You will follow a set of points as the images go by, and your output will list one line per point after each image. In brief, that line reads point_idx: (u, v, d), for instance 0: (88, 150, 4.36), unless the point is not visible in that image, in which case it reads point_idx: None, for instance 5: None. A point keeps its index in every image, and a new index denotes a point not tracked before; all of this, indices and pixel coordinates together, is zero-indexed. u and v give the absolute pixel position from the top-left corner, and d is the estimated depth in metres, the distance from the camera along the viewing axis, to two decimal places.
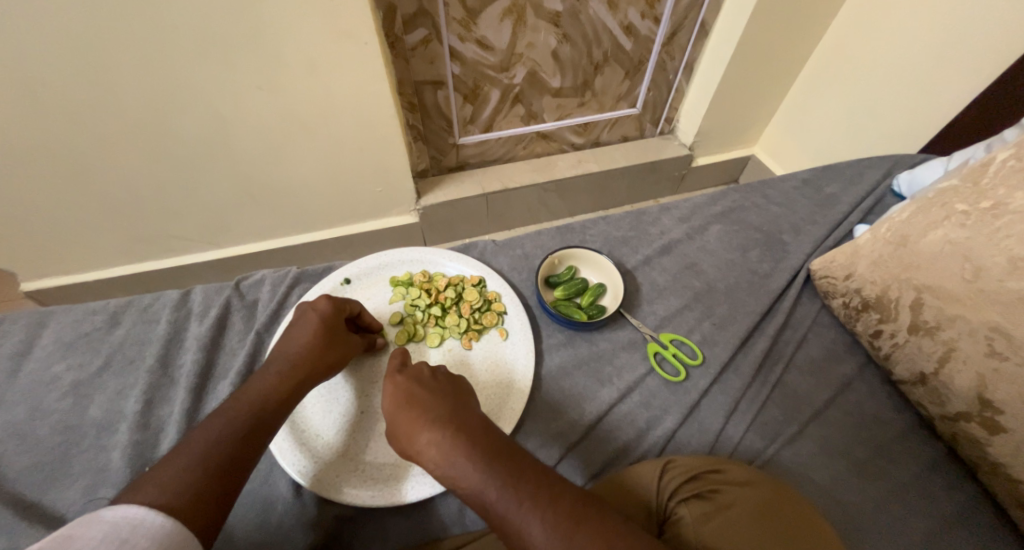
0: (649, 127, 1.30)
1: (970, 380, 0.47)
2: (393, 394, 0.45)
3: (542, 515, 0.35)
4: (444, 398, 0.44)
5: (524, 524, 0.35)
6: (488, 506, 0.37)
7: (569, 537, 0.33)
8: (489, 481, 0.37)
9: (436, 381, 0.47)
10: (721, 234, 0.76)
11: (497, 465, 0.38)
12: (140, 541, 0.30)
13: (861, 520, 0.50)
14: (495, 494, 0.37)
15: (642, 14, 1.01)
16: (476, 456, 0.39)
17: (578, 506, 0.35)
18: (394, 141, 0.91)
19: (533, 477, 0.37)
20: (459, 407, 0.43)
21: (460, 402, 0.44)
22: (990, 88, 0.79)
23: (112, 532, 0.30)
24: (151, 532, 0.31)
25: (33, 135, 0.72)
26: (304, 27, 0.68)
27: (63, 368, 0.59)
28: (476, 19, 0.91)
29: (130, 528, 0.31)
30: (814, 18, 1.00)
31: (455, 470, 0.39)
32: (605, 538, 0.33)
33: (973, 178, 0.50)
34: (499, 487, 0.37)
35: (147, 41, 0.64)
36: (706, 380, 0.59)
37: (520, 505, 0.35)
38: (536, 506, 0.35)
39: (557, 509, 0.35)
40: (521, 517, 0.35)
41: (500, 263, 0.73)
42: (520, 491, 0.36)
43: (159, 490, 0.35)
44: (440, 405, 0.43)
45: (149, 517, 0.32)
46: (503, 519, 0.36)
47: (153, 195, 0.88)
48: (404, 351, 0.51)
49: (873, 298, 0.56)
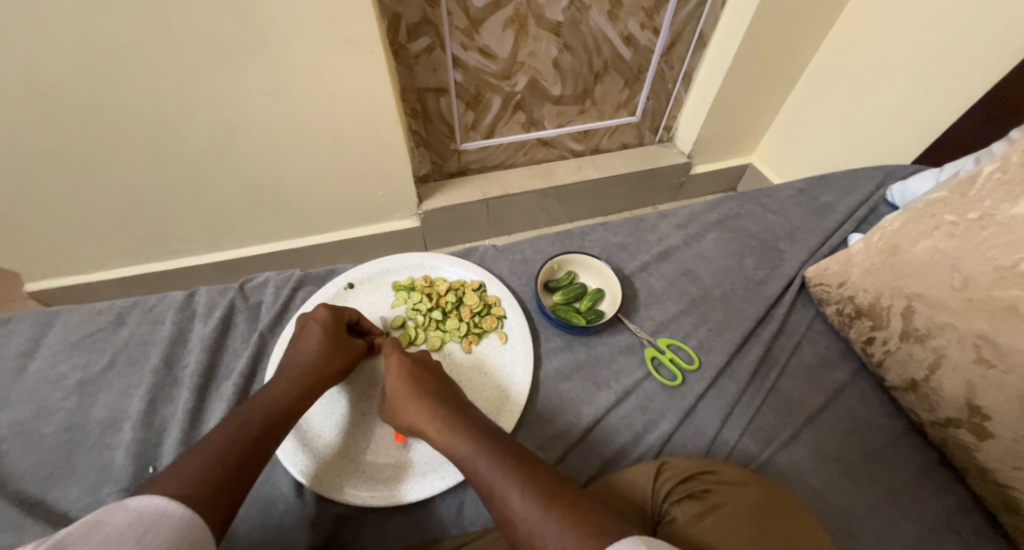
0: (648, 135, 1.32)
1: (960, 387, 0.48)
2: (396, 380, 0.49)
3: (522, 482, 0.37)
4: (444, 388, 0.48)
5: (506, 489, 0.37)
6: (477, 474, 0.39)
7: (544, 504, 0.35)
8: (480, 451, 0.40)
9: (437, 372, 0.50)
10: (717, 241, 0.77)
11: (489, 440, 0.41)
12: (164, 530, 0.31)
13: (853, 523, 0.50)
14: (483, 463, 0.39)
15: (641, 24, 1.03)
16: (470, 433, 0.42)
17: (557, 484, 0.37)
18: (396, 146, 0.92)
19: (521, 454, 0.40)
20: (458, 398, 0.47)
21: (459, 393, 0.48)
22: (981, 102, 0.81)
23: (138, 520, 0.31)
24: (174, 521, 0.32)
25: (41, 135, 0.74)
26: (310, 34, 0.70)
27: (68, 367, 0.60)
28: (478, 28, 0.93)
29: (155, 517, 0.32)
30: (811, 29, 1.02)
31: (451, 442, 0.42)
32: (580, 507, 0.35)
33: (961, 189, 0.52)
34: (487, 457, 0.39)
35: (156, 45, 0.66)
36: (703, 385, 0.60)
37: (505, 473, 0.38)
38: (518, 476, 0.37)
39: (538, 482, 0.37)
40: (503, 485, 0.37)
41: (500, 268, 0.74)
42: (506, 462, 0.38)
43: (179, 482, 0.36)
44: (443, 390, 0.47)
45: (169, 507, 0.33)
46: (489, 487, 0.38)
47: (157, 196, 0.89)
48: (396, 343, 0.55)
49: (865, 305, 0.57)
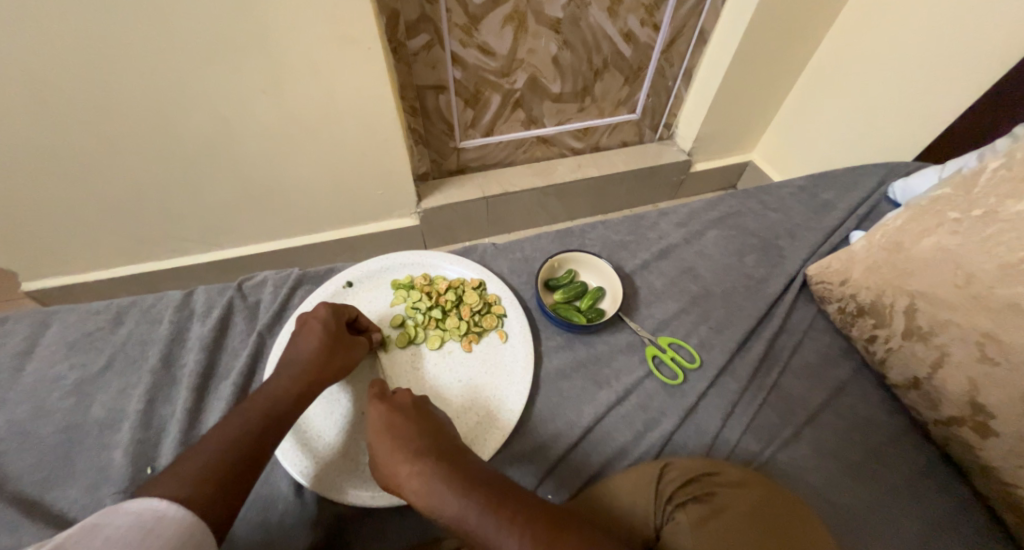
0: (648, 133, 1.31)
1: (963, 385, 0.47)
2: (377, 430, 0.47)
3: (516, 535, 0.35)
4: (423, 431, 0.46)
5: (501, 546, 0.35)
6: (469, 531, 0.37)
7: None
8: (467, 507, 0.38)
9: (416, 412, 0.49)
10: (718, 239, 0.77)
11: (477, 491, 0.39)
12: (164, 533, 0.31)
13: (855, 522, 0.50)
14: (474, 519, 0.37)
15: (641, 21, 1.02)
16: (455, 486, 0.40)
17: (557, 524, 0.35)
18: (395, 144, 0.92)
19: (512, 499, 0.38)
20: (439, 439, 0.45)
21: (440, 435, 0.46)
22: (983, 99, 0.81)
23: (137, 523, 0.31)
24: (175, 524, 0.32)
25: (36, 134, 0.73)
26: (308, 31, 0.69)
27: (66, 367, 0.60)
28: (477, 25, 0.92)
29: (155, 520, 0.32)
30: (812, 26, 1.01)
31: (435, 500, 0.40)
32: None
33: (965, 186, 0.51)
34: (477, 511, 0.37)
35: (152, 43, 0.65)
36: (704, 384, 0.60)
37: (499, 528, 0.36)
38: (513, 527, 0.35)
39: (535, 530, 0.35)
40: (499, 540, 0.35)
41: (500, 266, 0.74)
42: (497, 514, 0.37)
43: (178, 483, 0.36)
44: (421, 439, 0.45)
45: (170, 509, 0.33)
46: (482, 543, 0.36)
47: (154, 195, 0.88)
48: (381, 380, 0.53)
49: (868, 303, 0.57)
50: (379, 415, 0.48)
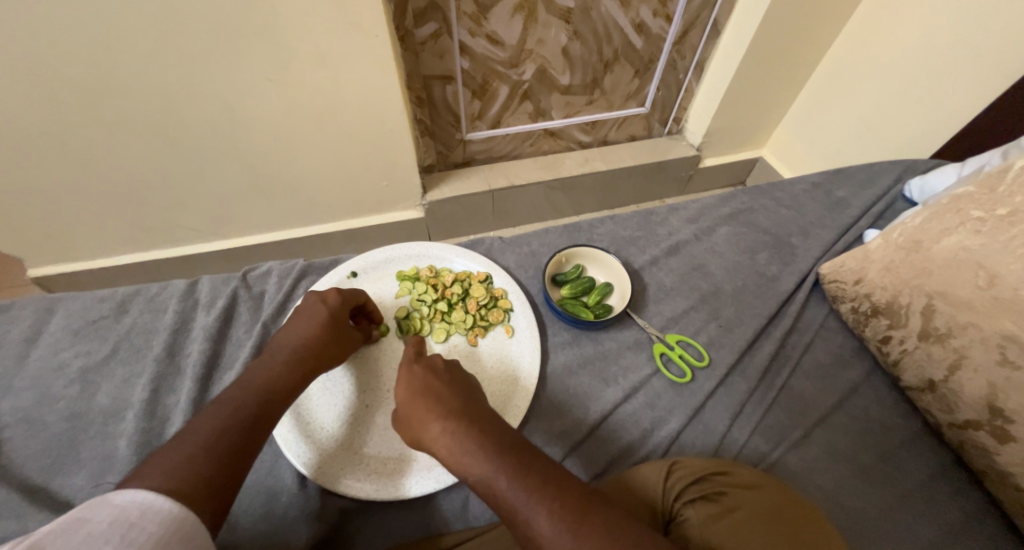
0: (658, 127, 1.29)
1: (981, 389, 0.46)
2: (407, 385, 0.45)
3: (551, 506, 0.35)
4: (456, 390, 0.44)
5: (532, 514, 0.35)
6: (497, 494, 0.37)
7: (576, 528, 0.34)
8: (499, 471, 0.38)
9: (448, 372, 0.47)
10: (729, 235, 0.75)
11: (509, 457, 0.38)
12: (149, 525, 0.30)
13: (865, 525, 0.49)
14: (504, 484, 0.37)
15: (654, 12, 1.00)
16: (488, 449, 0.39)
17: (585, 500, 0.36)
18: (401, 135, 0.91)
19: (542, 470, 0.38)
20: (472, 399, 0.44)
21: (471, 395, 0.45)
22: (1004, 95, 0.78)
23: (120, 516, 0.30)
24: (160, 517, 0.31)
25: (40, 119, 0.72)
26: (315, 18, 0.68)
27: (70, 355, 0.59)
28: (486, 14, 0.90)
29: (139, 512, 0.31)
30: (830, 18, 0.98)
31: (464, 460, 0.39)
32: (612, 529, 0.34)
33: (989, 185, 0.50)
34: (509, 477, 0.37)
35: (156, 28, 0.64)
36: (713, 383, 0.59)
37: (530, 496, 0.36)
38: (545, 497, 0.35)
39: (566, 502, 0.35)
40: (529, 508, 0.35)
41: (506, 260, 0.73)
42: (529, 482, 0.36)
43: (165, 475, 0.35)
44: (453, 397, 0.43)
45: (158, 502, 0.32)
46: (512, 508, 0.36)
47: (159, 184, 0.88)
48: (419, 340, 0.51)
49: (883, 303, 0.56)
50: (410, 372, 0.46)
